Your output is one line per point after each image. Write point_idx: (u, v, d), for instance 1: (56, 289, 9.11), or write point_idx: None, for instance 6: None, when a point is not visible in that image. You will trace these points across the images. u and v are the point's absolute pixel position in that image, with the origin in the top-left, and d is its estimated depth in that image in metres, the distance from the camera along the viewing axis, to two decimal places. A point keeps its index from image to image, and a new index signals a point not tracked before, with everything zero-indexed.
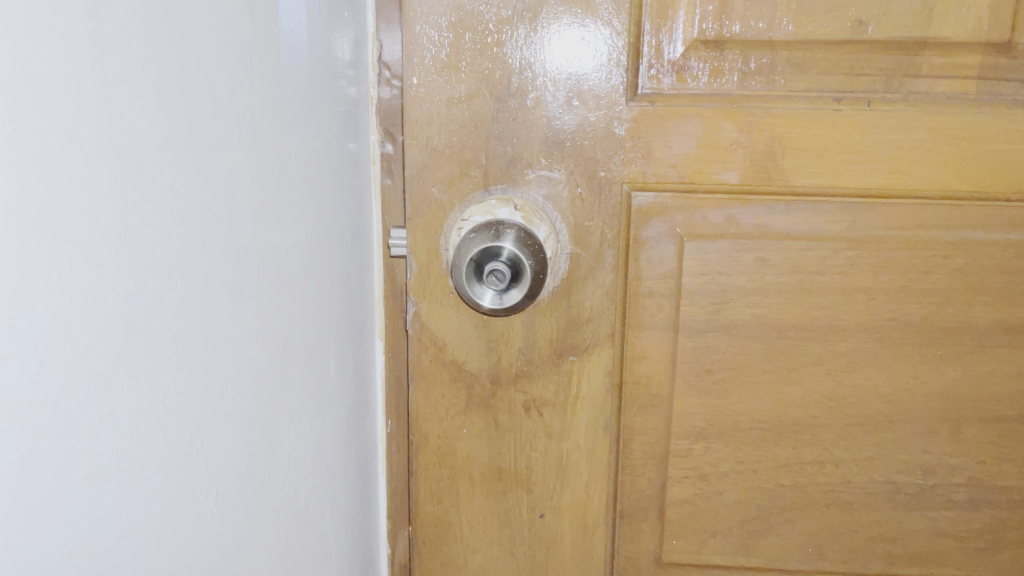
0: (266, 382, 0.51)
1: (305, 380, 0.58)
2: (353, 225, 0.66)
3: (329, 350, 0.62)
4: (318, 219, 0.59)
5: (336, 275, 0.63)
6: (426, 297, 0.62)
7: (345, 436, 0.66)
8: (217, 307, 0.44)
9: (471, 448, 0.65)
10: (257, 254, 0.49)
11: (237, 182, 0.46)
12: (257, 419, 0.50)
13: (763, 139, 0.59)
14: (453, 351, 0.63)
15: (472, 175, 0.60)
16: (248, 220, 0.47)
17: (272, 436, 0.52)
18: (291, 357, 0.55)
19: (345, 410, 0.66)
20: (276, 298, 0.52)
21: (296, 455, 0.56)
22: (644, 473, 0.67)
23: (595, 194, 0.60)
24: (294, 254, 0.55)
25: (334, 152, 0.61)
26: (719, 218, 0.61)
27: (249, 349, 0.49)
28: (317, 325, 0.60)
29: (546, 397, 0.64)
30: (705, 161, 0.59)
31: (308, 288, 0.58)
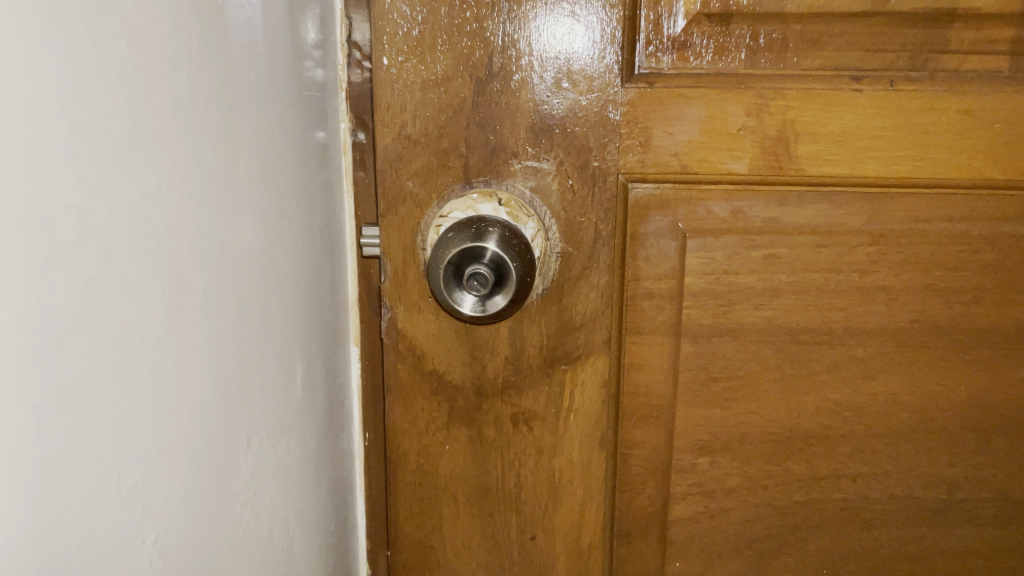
0: (220, 401, 0.45)
1: (266, 396, 0.52)
2: (321, 222, 0.60)
3: (296, 361, 0.56)
4: (279, 216, 0.53)
5: (302, 278, 0.57)
6: (403, 302, 0.56)
7: (317, 452, 0.60)
8: (156, 321, 0.39)
9: (455, 467, 0.59)
10: (203, 260, 0.43)
11: (175, 180, 0.40)
12: (208, 444, 0.44)
13: (774, 124, 0.53)
14: (433, 360, 0.57)
15: (451, 167, 0.54)
16: (191, 220, 0.42)
17: (227, 460, 0.47)
18: (249, 372, 0.49)
19: (316, 424, 0.60)
20: (231, 307, 0.46)
21: (259, 479, 0.51)
22: (642, 490, 0.61)
23: (589, 186, 0.54)
24: (251, 256, 0.49)
25: (298, 142, 0.55)
26: (725, 211, 0.55)
27: (194, 365, 0.42)
28: (279, 334, 0.53)
29: (536, 410, 0.58)
30: (709, 149, 0.53)
31: (269, 293, 0.52)
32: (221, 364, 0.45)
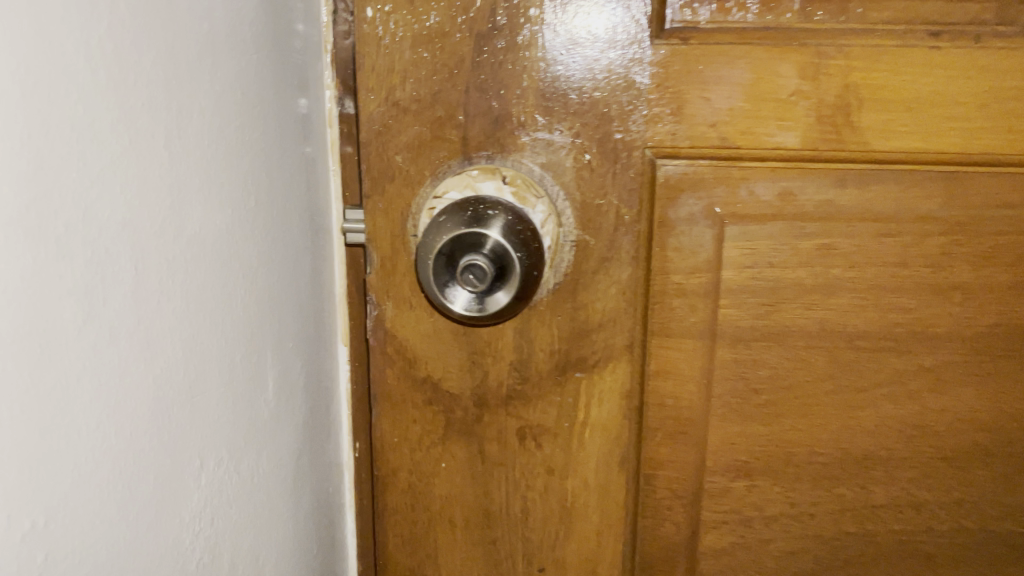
0: (160, 417, 0.38)
1: (227, 406, 0.44)
2: (302, 201, 0.52)
3: (268, 364, 0.48)
4: (246, 196, 0.45)
5: (276, 268, 0.49)
6: (392, 297, 0.48)
7: (295, 467, 0.52)
8: (60, 325, 0.31)
9: (452, 487, 0.51)
10: (131, 247, 0.35)
11: (88, 149, 0.32)
12: (142, 468, 0.37)
13: (833, 88, 0.44)
14: (426, 365, 0.49)
15: (446, 140, 0.46)
16: (111, 198, 0.34)
17: (172, 486, 0.39)
18: (203, 379, 0.41)
19: (292, 436, 0.52)
20: (176, 303, 0.39)
21: (216, 506, 0.43)
22: (668, 516, 0.53)
23: (610, 162, 0.46)
24: (206, 243, 0.41)
25: (271, 110, 0.47)
26: (771, 194, 0.46)
27: (121, 375, 0.35)
28: (245, 333, 0.46)
29: (546, 424, 0.50)
30: (754, 118, 0.45)
31: (233, 286, 0.44)
32: (161, 372, 0.38)
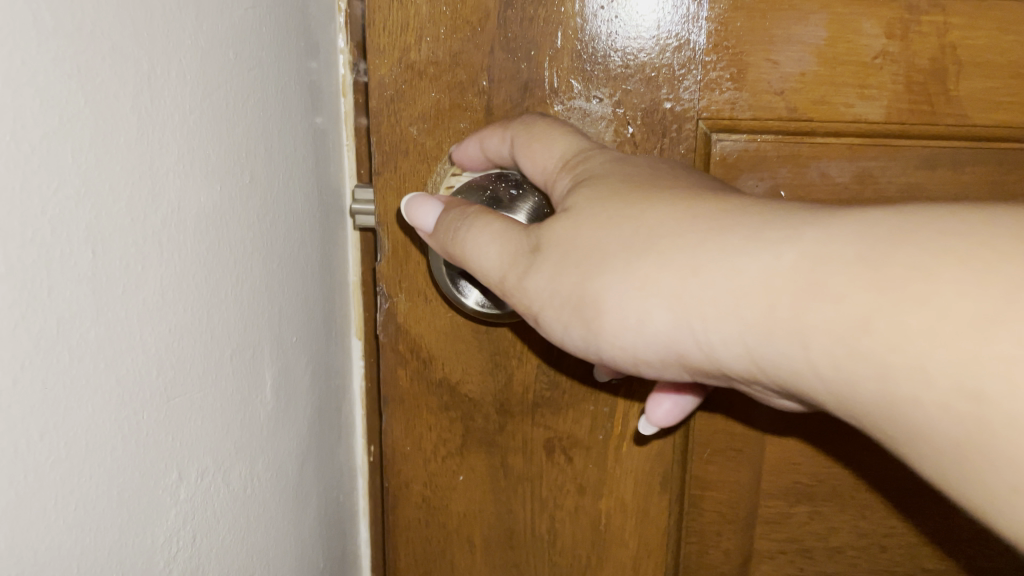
0: (133, 452, 0.26)
1: (221, 412, 0.33)
2: (301, 162, 0.41)
3: (265, 364, 0.37)
4: (236, 146, 0.34)
5: (276, 243, 0.38)
6: (405, 289, 0.43)
7: (297, 491, 0.42)
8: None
9: (472, 504, 0.46)
10: (94, 215, 0.24)
11: (29, 71, 0.21)
12: (107, 531, 0.25)
13: (927, 50, 0.37)
14: (443, 366, 0.44)
15: (467, 108, 0.39)
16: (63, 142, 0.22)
17: (150, 543, 0.28)
18: (189, 388, 0.30)
19: (292, 454, 0.41)
20: (151, 289, 0.27)
21: (206, 562, 0.32)
22: (716, 543, 0.47)
23: (657, 136, 0.39)
24: (186, 209, 0.29)
25: (273, 46, 0.37)
26: (847, 175, 0.39)
27: (93, 377, 0.24)
28: (244, 323, 0.35)
29: (578, 435, 0.44)
30: (831, 85, 0.38)
31: (222, 266, 0.33)
32: (133, 388, 0.26)
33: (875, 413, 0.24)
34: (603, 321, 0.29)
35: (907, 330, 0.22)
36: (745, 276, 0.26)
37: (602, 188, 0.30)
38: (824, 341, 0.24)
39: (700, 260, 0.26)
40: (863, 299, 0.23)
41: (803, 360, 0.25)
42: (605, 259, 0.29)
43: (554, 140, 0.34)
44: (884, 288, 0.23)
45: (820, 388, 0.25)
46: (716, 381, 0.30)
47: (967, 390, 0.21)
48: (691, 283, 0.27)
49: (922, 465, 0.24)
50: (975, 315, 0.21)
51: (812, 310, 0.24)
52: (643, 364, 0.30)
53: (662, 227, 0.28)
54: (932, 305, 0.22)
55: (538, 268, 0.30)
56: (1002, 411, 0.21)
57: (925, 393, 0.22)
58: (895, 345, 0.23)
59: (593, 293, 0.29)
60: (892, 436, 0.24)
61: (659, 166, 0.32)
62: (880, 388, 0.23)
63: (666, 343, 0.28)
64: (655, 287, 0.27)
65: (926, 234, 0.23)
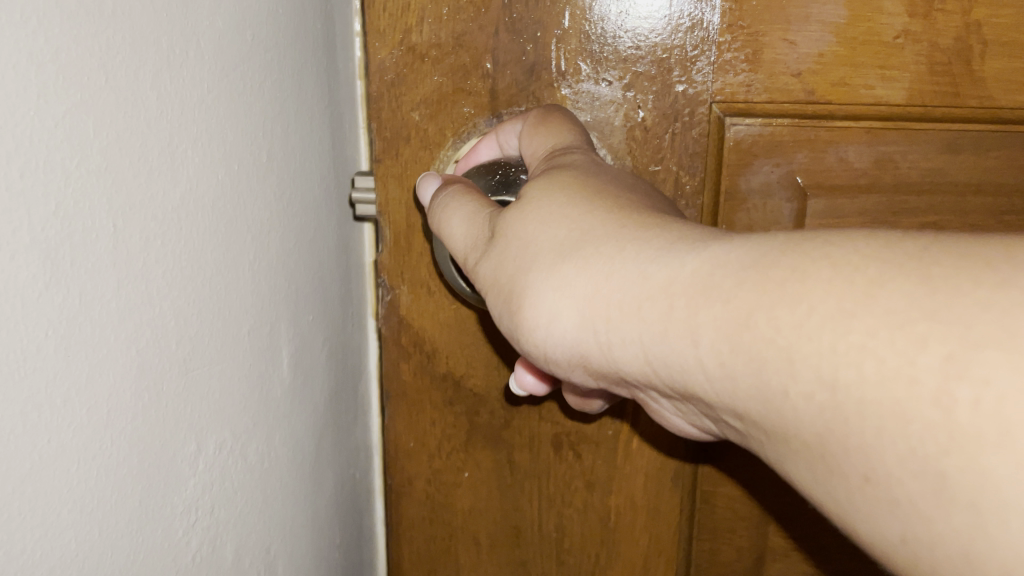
0: (149, 430, 0.25)
1: (246, 393, 0.32)
2: (320, 144, 0.39)
3: (285, 344, 0.36)
4: (252, 110, 0.32)
5: (299, 225, 0.37)
6: (407, 280, 0.41)
7: (318, 474, 0.41)
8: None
9: (477, 501, 0.44)
10: (102, 177, 0.22)
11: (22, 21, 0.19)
12: (118, 513, 0.23)
13: (951, 29, 0.36)
14: (446, 360, 0.42)
15: (471, 92, 0.38)
16: (67, 97, 0.20)
17: (166, 521, 0.26)
18: (206, 359, 0.28)
19: (315, 437, 0.40)
20: (162, 257, 0.25)
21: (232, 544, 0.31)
22: (729, 541, 0.46)
23: (668, 120, 0.37)
24: (201, 174, 0.28)
25: (297, 25, 0.36)
26: (865, 160, 0.38)
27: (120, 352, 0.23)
28: (267, 305, 0.34)
29: (587, 431, 0.43)
30: (850, 66, 0.36)
31: (245, 245, 0.31)
32: (152, 370, 0.25)
33: (755, 415, 0.21)
34: (517, 314, 0.26)
35: (786, 324, 0.19)
36: (651, 281, 0.23)
37: (558, 182, 0.28)
38: (711, 335, 0.21)
39: (617, 264, 0.24)
40: (749, 297, 0.20)
41: (693, 358, 0.22)
42: (534, 250, 0.26)
43: (561, 133, 0.32)
44: (770, 288, 0.20)
45: (704, 386, 0.22)
46: (624, 390, 0.27)
47: (825, 379, 0.18)
48: (603, 284, 0.24)
49: (796, 467, 0.21)
50: (833, 311, 0.18)
51: (703, 310, 0.21)
52: (550, 364, 0.27)
53: (594, 230, 0.25)
54: (803, 305, 0.19)
55: (488, 255, 0.28)
56: (854, 399, 0.18)
57: (792, 386, 0.19)
58: (769, 340, 0.20)
59: (520, 290, 0.26)
60: (771, 438, 0.21)
61: (611, 172, 0.29)
62: (756, 385, 0.20)
63: (573, 346, 0.25)
64: (571, 287, 0.25)
65: (809, 237, 0.20)
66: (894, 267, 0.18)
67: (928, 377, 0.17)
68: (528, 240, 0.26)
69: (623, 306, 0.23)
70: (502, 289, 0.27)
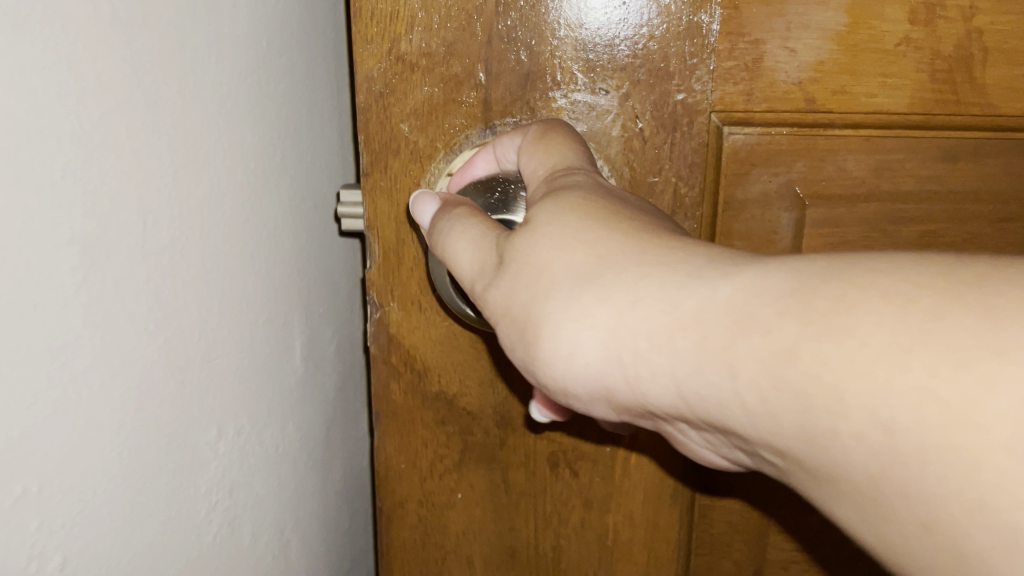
0: (158, 384, 0.33)
1: (220, 375, 0.37)
2: (295, 151, 0.42)
3: (255, 335, 0.39)
4: (263, 150, 0.39)
5: (274, 225, 0.41)
6: (398, 297, 0.40)
7: (297, 452, 0.44)
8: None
9: (471, 522, 0.43)
10: (100, 207, 0.29)
11: (17, 84, 0.25)
12: (184, 433, 0.35)
13: (953, 36, 0.35)
14: (439, 379, 0.41)
15: (462, 103, 0.37)
16: (75, 131, 0.28)
17: (173, 476, 0.34)
18: (214, 349, 0.36)
19: (293, 420, 0.44)
20: (139, 277, 0.31)
21: (253, 478, 0.40)
22: (726, 555, 0.45)
23: (667, 130, 0.36)
24: (204, 203, 0.35)
25: (269, 40, 0.39)
26: (864, 168, 0.38)
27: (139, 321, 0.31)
28: (233, 301, 0.37)
29: (584, 448, 0.41)
30: (850, 74, 0.36)
31: (204, 248, 0.35)
32: (181, 336, 0.34)
33: (800, 454, 0.20)
34: (533, 344, 0.25)
35: (835, 359, 0.18)
36: (682, 311, 0.22)
37: (570, 202, 0.27)
38: (751, 371, 0.20)
39: (640, 291, 0.23)
40: (789, 330, 0.19)
41: (731, 392, 0.21)
42: (551, 276, 0.25)
43: (562, 153, 0.31)
44: (812, 322, 0.19)
45: (740, 422, 0.21)
46: (646, 421, 0.26)
47: (880, 421, 0.18)
48: (628, 316, 0.23)
49: (838, 507, 0.20)
50: (889, 346, 0.17)
51: (740, 341, 0.20)
52: (569, 396, 0.26)
53: (613, 254, 0.24)
54: (854, 339, 0.18)
55: (496, 280, 0.27)
56: (914, 444, 0.17)
57: (844, 427, 0.18)
58: (816, 376, 0.19)
59: (535, 320, 0.25)
60: (813, 475, 0.20)
61: (624, 196, 0.28)
62: (803, 424, 0.19)
63: (595, 379, 0.24)
64: (595, 317, 0.23)
65: (854, 270, 0.19)
66: (948, 298, 0.17)
67: (998, 424, 0.16)
68: (542, 266, 0.25)
69: (652, 336, 0.22)
70: (516, 317, 0.26)
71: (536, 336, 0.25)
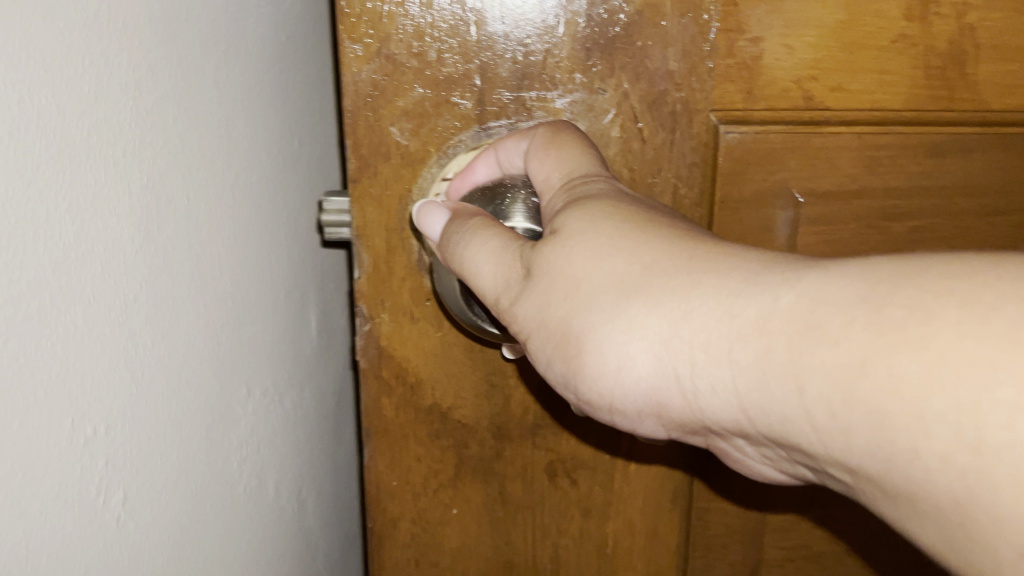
0: (201, 356, 0.36)
1: (242, 350, 0.40)
2: (285, 147, 0.45)
3: (264, 315, 0.43)
4: (247, 146, 0.40)
5: (273, 215, 0.44)
6: (389, 308, 0.38)
7: (301, 426, 0.48)
8: (20, 261, 0.25)
9: (466, 538, 0.42)
10: (158, 193, 0.32)
11: (87, 71, 0.28)
12: (225, 405, 0.38)
13: (946, 33, 0.36)
14: (433, 392, 0.39)
15: (456, 105, 0.35)
16: (136, 118, 0.31)
17: (215, 437, 0.37)
18: (240, 324, 0.40)
19: (293, 399, 0.47)
20: (187, 257, 0.35)
21: (270, 449, 0.43)
22: (723, 556, 0.45)
23: (666, 130, 0.36)
24: (226, 191, 0.38)
25: (260, 42, 0.42)
26: (857, 165, 0.38)
27: (190, 295, 0.35)
28: (249, 283, 0.41)
29: (582, 456, 0.40)
30: (846, 71, 0.36)
31: (228, 232, 0.38)
32: (217, 312, 0.37)
33: (868, 467, 0.22)
34: (581, 357, 0.27)
35: (912, 373, 0.20)
36: (742, 321, 0.24)
37: (610, 217, 0.28)
38: (819, 386, 0.22)
39: (694, 301, 0.25)
40: (861, 342, 0.21)
41: (797, 405, 0.23)
42: (600, 293, 0.26)
43: (574, 159, 0.30)
44: (885, 331, 0.21)
45: (810, 436, 0.23)
46: (696, 437, 0.28)
47: (968, 441, 0.19)
48: (681, 326, 0.25)
49: (921, 527, 0.22)
50: (972, 358, 0.19)
51: (807, 351, 0.22)
52: (618, 411, 0.28)
53: (658, 265, 0.26)
54: (933, 351, 0.20)
55: (530, 295, 0.28)
56: (995, 458, 0.19)
57: (924, 447, 0.20)
58: (892, 390, 0.20)
59: (578, 333, 0.27)
60: (891, 494, 0.22)
61: (661, 211, 0.29)
62: (877, 439, 0.21)
63: (648, 392, 0.26)
64: (643, 327, 0.25)
65: (929, 277, 0.21)
66: (1012, 293, 0.19)
67: None
68: (590, 284, 0.27)
69: (709, 347, 0.24)
70: (564, 334, 0.28)
71: (588, 350, 0.27)
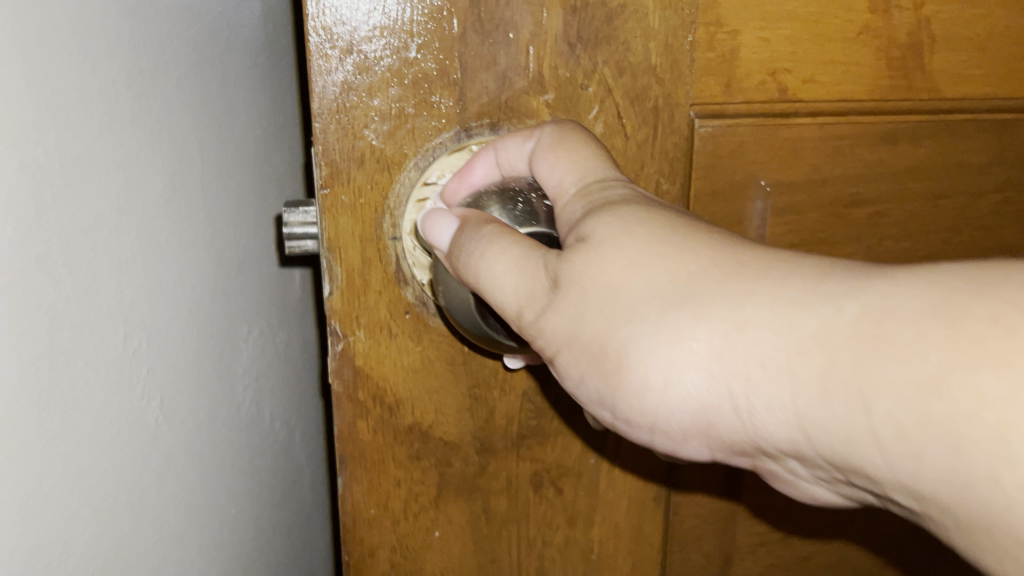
0: (203, 305, 0.41)
1: (229, 309, 0.44)
2: (258, 136, 0.49)
3: (246, 283, 0.47)
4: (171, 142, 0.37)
5: (250, 197, 0.48)
6: (365, 324, 0.35)
7: (274, 391, 0.51)
8: (89, 198, 0.30)
9: (449, 560, 0.40)
10: (171, 156, 0.37)
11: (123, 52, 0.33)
12: (223, 352, 0.43)
13: (905, 26, 0.37)
14: (413, 410, 0.37)
15: (435, 105, 0.33)
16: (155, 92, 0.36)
17: (217, 377, 0.42)
18: (227, 283, 0.44)
19: (268, 367, 0.50)
20: (197, 218, 0.40)
21: (252, 400, 0.47)
22: (698, 548, 0.45)
23: (648, 125, 0.35)
24: (216, 164, 0.43)
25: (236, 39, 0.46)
26: (822, 154, 0.38)
27: (197, 248, 0.40)
28: (234, 249, 0.45)
29: (567, 463, 0.39)
30: (816, 63, 0.37)
31: (219, 201, 0.43)
32: (215, 266, 0.43)
33: (941, 496, 0.20)
34: (621, 374, 0.26)
35: (993, 391, 0.18)
36: (803, 331, 0.22)
37: (640, 225, 0.26)
38: (889, 406, 0.20)
39: (748, 311, 0.23)
40: (936, 359, 0.19)
41: (863, 426, 0.21)
42: (638, 303, 0.25)
43: (589, 167, 0.29)
44: (965, 346, 0.19)
45: (876, 462, 0.21)
46: (743, 459, 0.27)
47: None
48: (734, 339, 0.23)
49: (998, 560, 0.20)
50: None
51: (875, 367, 0.20)
52: (660, 433, 0.26)
53: (704, 273, 0.24)
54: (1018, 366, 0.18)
55: (558, 308, 0.27)
56: None
57: (1006, 472, 0.18)
58: (970, 412, 0.19)
59: (615, 348, 0.25)
60: (964, 526, 0.21)
61: (690, 220, 0.27)
62: (953, 465, 0.19)
63: (696, 411, 0.25)
64: (690, 341, 0.24)
65: (1013, 290, 0.19)
66: None
67: None
68: (627, 295, 0.25)
69: (764, 358, 0.23)
70: (599, 349, 0.26)
71: (627, 366, 0.25)
